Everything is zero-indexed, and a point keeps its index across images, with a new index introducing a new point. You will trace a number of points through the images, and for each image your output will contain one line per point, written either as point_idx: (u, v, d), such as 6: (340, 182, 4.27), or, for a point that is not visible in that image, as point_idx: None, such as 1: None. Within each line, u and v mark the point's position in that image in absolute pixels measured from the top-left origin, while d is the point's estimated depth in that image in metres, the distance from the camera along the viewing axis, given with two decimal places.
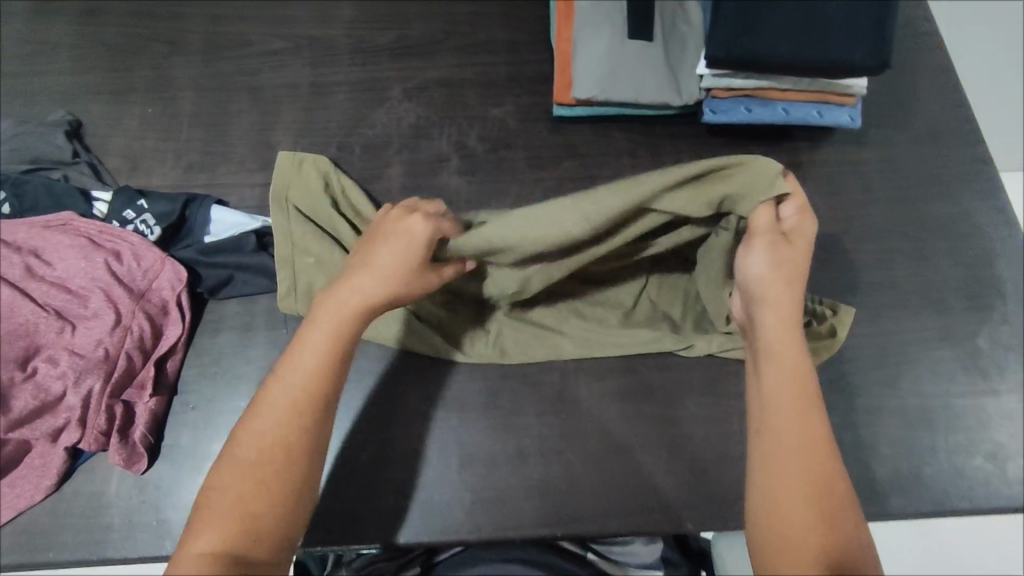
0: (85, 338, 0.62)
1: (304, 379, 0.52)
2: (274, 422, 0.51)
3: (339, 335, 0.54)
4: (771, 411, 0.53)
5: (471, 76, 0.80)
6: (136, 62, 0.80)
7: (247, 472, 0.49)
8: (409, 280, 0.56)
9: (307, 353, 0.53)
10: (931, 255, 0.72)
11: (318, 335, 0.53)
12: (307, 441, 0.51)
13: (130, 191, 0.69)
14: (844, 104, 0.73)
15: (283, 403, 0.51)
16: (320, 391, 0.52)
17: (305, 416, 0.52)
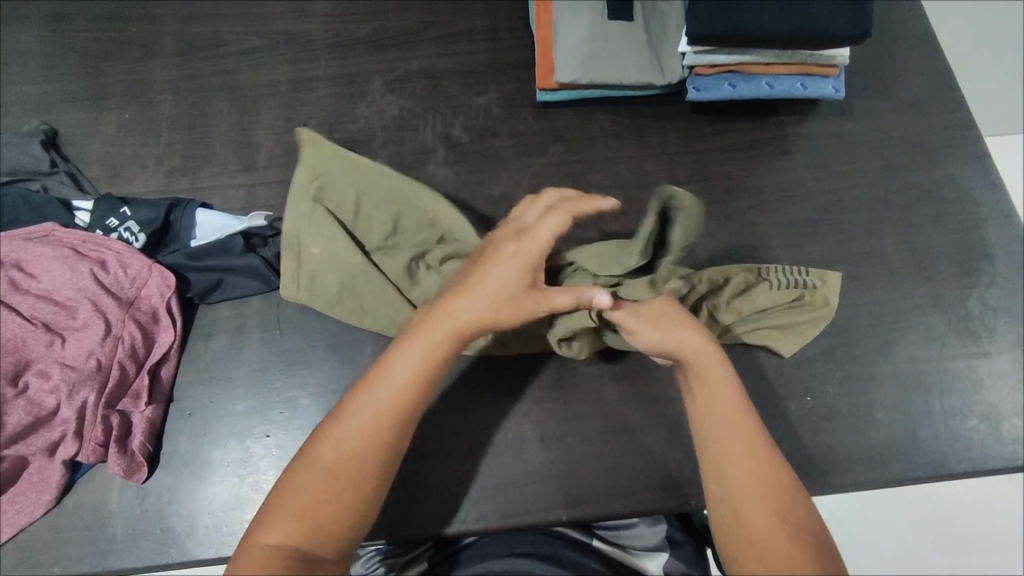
0: (77, 350, 0.62)
1: (398, 389, 0.53)
2: (361, 430, 0.51)
3: (439, 349, 0.54)
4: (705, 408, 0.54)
5: (452, 65, 0.79)
6: (110, 67, 0.78)
7: (325, 474, 0.50)
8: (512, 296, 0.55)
9: (403, 365, 0.53)
10: (918, 221, 0.72)
11: (417, 347, 0.54)
12: (393, 447, 0.52)
13: (112, 200, 0.68)
14: (827, 75, 0.73)
15: (371, 412, 0.52)
16: (412, 401, 0.53)
17: (394, 425, 0.52)
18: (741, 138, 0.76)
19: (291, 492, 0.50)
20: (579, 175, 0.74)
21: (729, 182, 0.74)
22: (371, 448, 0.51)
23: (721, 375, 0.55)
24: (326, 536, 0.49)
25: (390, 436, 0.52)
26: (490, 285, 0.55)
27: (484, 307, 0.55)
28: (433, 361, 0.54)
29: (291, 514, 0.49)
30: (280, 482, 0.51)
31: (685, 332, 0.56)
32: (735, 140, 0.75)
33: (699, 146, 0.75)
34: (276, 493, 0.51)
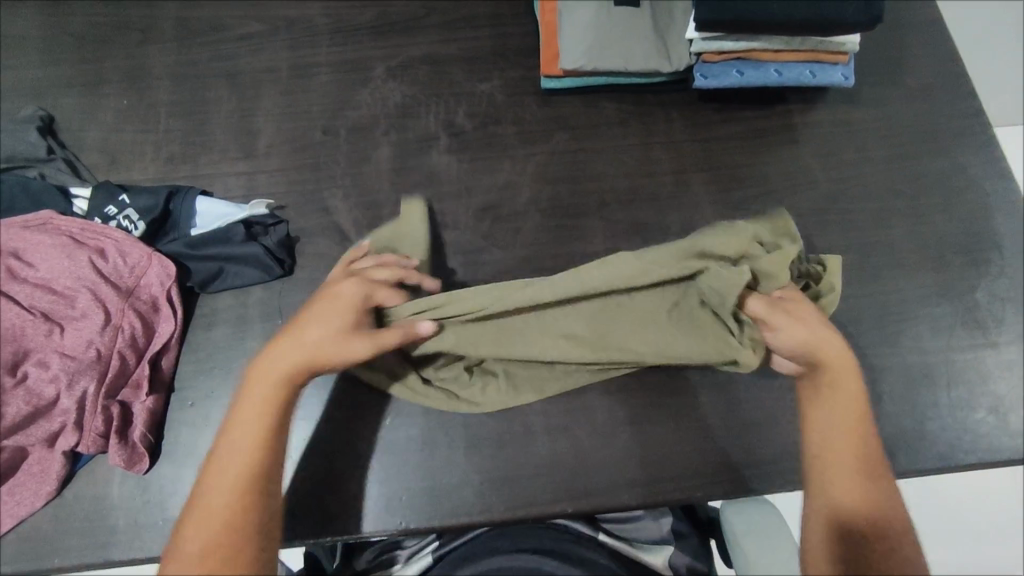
0: (76, 340, 0.61)
1: (249, 443, 0.54)
2: (221, 489, 0.52)
3: (282, 393, 0.56)
4: (821, 416, 0.58)
5: (456, 52, 0.78)
6: (107, 52, 0.77)
7: (200, 544, 0.50)
8: (338, 337, 0.57)
9: (244, 430, 0.54)
10: (927, 211, 0.72)
11: (256, 397, 0.55)
12: (263, 501, 0.53)
13: (110, 187, 0.67)
14: (836, 62, 0.71)
15: (230, 469, 0.53)
16: (263, 452, 0.54)
17: (253, 481, 0.53)
18: (748, 127, 0.75)
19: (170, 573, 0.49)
20: (585, 164, 0.73)
21: (735, 171, 0.73)
22: (239, 507, 0.51)
23: (849, 400, 0.57)
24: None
25: (253, 493, 0.52)
26: (315, 325, 0.57)
27: (315, 346, 0.56)
28: (276, 404, 0.55)
29: None
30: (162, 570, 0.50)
31: (824, 344, 0.58)
32: (742, 128, 0.74)
33: (705, 135, 0.74)
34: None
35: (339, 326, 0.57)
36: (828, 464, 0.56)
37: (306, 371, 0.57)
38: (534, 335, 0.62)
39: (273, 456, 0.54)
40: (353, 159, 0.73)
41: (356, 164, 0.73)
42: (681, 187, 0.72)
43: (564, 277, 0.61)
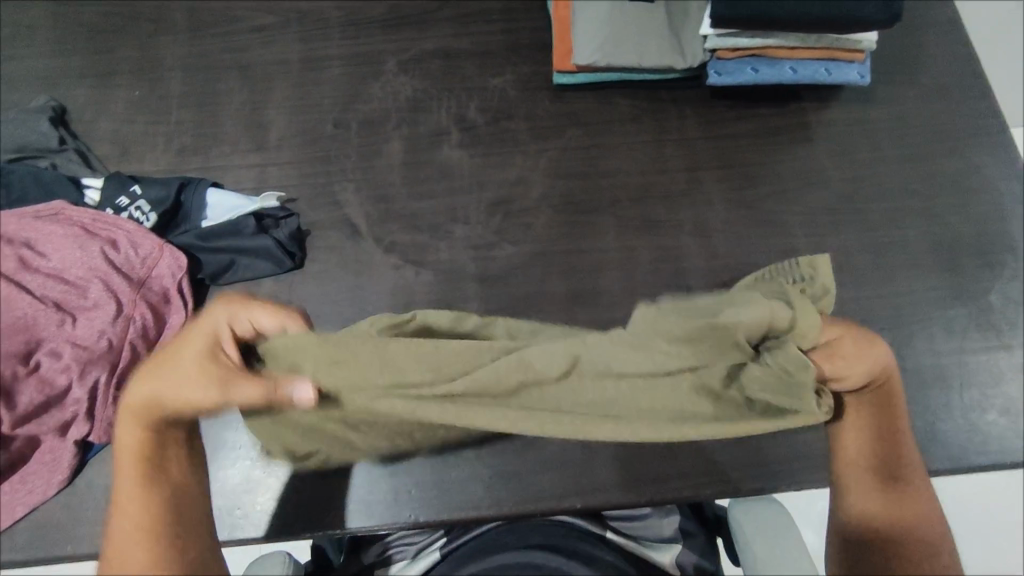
0: (88, 330, 0.61)
1: (134, 502, 0.46)
2: (122, 556, 0.44)
3: (152, 436, 0.47)
4: (855, 425, 0.54)
5: (468, 46, 0.77)
6: (119, 43, 0.77)
7: None
8: (186, 377, 0.45)
9: (128, 494, 0.46)
10: (941, 212, 0.71)
11: (125, 451, 0.47)
12: (176, 551, 0.45)
13: (122, 177, 0.67)
14: (852, 60, 0.71)
15: (126, 532, 0.45)
16: (154, 502, 0.46)
17: (154, 533, 0.45)
18: (762, 125, 0.74)
19: None
20: (596, 160, 0.73)
21: (748, 169, 0.73)
22: (154, 569, 0.44)
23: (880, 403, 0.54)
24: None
25: (164, 542, 0.45)
26: (165, 367, 0.46)
27: (174, 393, 0.46)
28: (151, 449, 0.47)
29: None
30: None
31: (864, 368, 0.50)
32: (756, 126, 0.74)
33: (718, 132, 0.74)
34: None
35: (191, 368, 0.45)
36: (863, 474, 0.53)
37: (169, 416, 0.47)
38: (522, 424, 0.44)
39: (169, 503, 0.47)
40: (364, 153, 0.73)
41: (368, 158, 0.73)
42: (693, 185, 0.72)
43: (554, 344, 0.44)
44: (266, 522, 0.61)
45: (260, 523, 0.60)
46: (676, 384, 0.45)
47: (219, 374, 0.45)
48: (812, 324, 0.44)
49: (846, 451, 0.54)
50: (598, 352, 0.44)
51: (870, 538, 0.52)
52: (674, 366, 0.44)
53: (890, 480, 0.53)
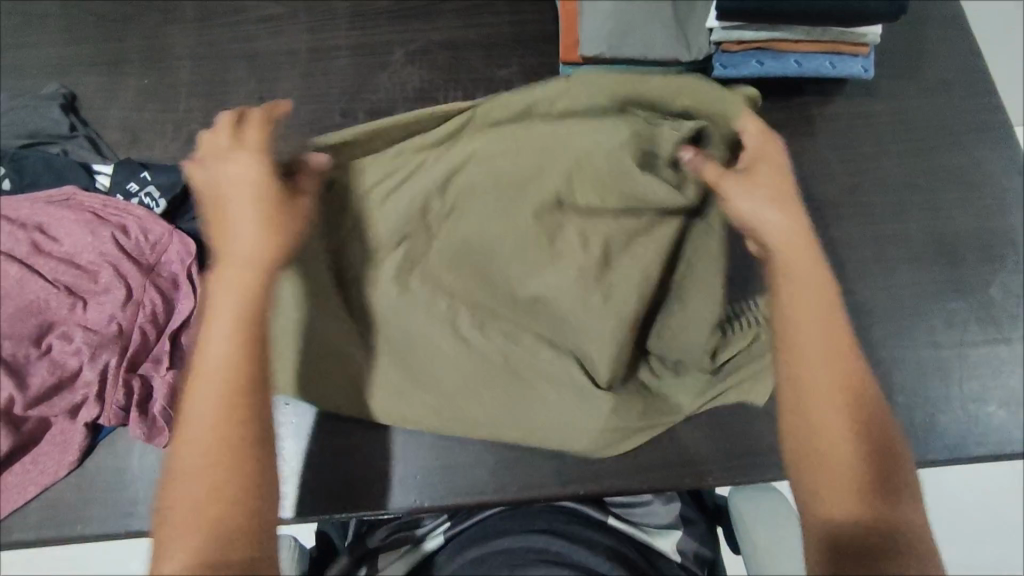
0: (99, 314, 0.62)
1: (227, 356, 0.49)
2: (210, 407, 0.47)
3: (253, 286, 0.50)
4: (820, 382, 0.51)
5: (474, 37, 0.78)
6: (128, 31, 0.78)
7: (199, 471, 0.46)
8: (274, 214, 0.52)
9: (224, 343, 0.49)
10: (943, 206, 0.72)
11: (227, 296, 0.50)
12: (251, 424, 0.48)
13: (133, 164, 0.67)
14: (857, 54, 0.71)
15: (215, 386, 0.48)
16: (245, 359, 0.49)
17: (238, 402, 0.48)
18: (766, 118, 0.75)
19: (176, 509, 0.46)
20: None
21: None
22: (237, 428, 0.47)
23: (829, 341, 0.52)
24: (233, 539, 0.45)
25: (244, 417, 0.48)
26: (245, 201, 0.52)
27: (249, 238, 0.51)
28: (249, 298, 0.50)
29: (185, 532, 0.45)
30: (161, 502, 0.47)
31: (813, 290, 0.53)
32: (761, 119, 0.75)
33: None
34: (164, 518, 0.46)
35: (257, 196, 0.52)
36: (824, 418, 0.50)
37: (265, 253, 0.51)
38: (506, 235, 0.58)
39: (258, 373, 0.49)
40: None
41: None
42: None
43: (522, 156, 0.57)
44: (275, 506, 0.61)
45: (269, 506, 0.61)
46: (595, 181, 0.57)
47: (267, 199, 0.52)
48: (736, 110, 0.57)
49: (814, 413, 0.50)
50: (557, 160, 0.56)
51: (857, 521, 0.47)
52: (574, 145, 0.56)
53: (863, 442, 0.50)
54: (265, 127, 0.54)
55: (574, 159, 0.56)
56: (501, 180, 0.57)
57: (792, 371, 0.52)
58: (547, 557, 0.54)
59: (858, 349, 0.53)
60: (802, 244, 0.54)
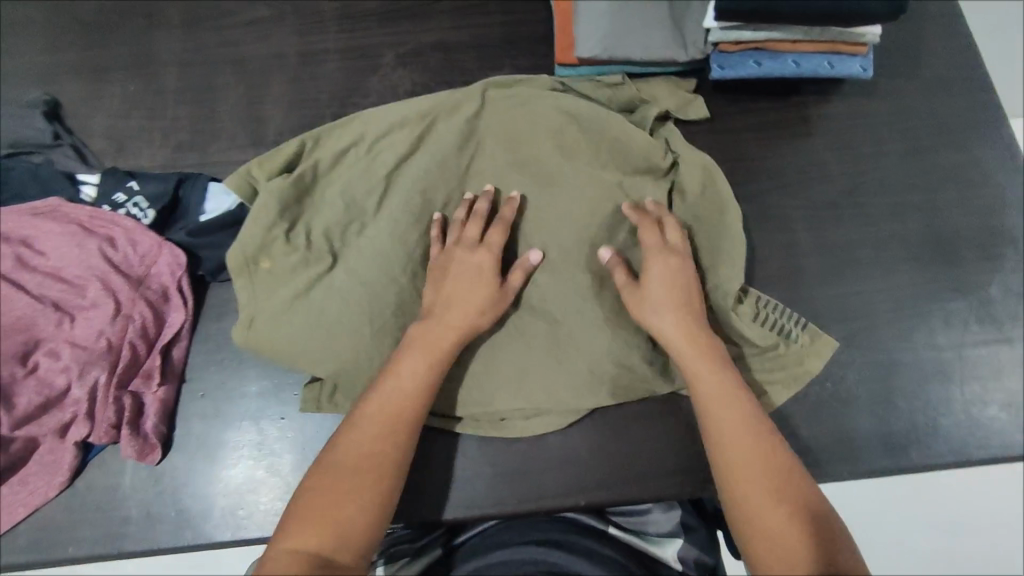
0: (87, 329, 0.60)
1: (410, 389, 0.56)
2: (373, 425, 0.54)
3: (451, 343, 0.59)
4: (738, 458, 0.53)
5: (466, 39, 0.77)
6: (112, 36, 0.76)
7: (343, 472, 0.52)
8: (484, 290, 0.60)
9: (406, 374, 0.57)
10: (941, 206, 0.71)
11: (434, 339, 0.58)
12: (405, 452, 0.55)
13: (119, 173, 0.66)
14: (855, 53, 0.70)
15: (386, 411, 0.55)
16: (422, 398, 0.56)
17: (397, 434, 0.54)
18: (763, 118, 0.74)
19: (307, 497, 0.51)
20: None
21: (749, 164, 0.73)
22: (390, 446, 0.54)
23: (733, 414, 0.55)
24: (358, 538, 0.50)
25: (402, 444, 0.54)
26: (459, 278, 0.61)
27: (470, 307, 0.60)
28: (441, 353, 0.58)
29: (313, 518, 0.50)
30: (298, 489, 0.52)
31: (718, 379, 0.56)
32: (758, 120, 0.74)
33: (719, 127, 0.74)
34: (296, 501, 0.52)
35: (483, 283, 0.61)
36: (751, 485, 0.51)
37: (470, 327, 0.59)
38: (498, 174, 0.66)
39: (421, 416, 0.56)
40: None
41: None
42: None
43: (513, 113, 0.67)
44: (271, 523, 0.59)
45: (264, 524, 0.59)
46: (571, 128, 0.66)
47: (490, 289, 0.61)
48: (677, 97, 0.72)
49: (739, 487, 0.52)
50: (541, 116, 0.66)
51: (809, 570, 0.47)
52: (554, 101, 0.67)
53: (795, 501, 0.50)
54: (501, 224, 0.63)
55: (552, 106, 0.67)
56: (501, 148, 0.67)
57: (715, 453, 0.54)
58: (544, 567, 0.53)
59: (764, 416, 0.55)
60: (704, 339, 0.58)
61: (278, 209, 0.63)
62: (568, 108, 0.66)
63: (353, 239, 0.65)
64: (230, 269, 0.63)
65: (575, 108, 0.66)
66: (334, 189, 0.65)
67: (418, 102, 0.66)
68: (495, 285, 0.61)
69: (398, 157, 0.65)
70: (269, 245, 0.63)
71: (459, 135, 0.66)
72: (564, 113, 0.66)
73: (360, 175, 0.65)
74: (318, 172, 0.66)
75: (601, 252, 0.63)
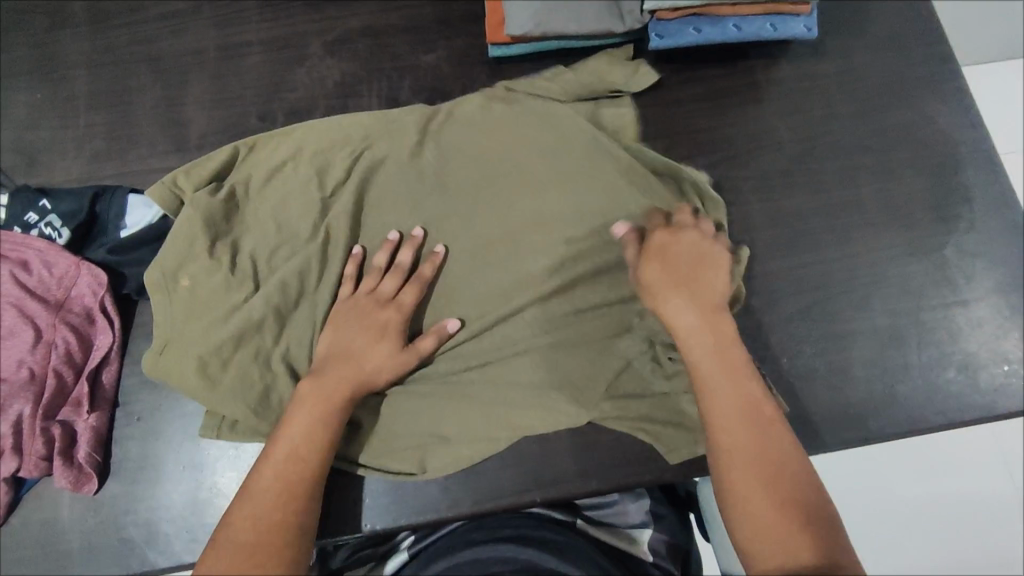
0: (5, 360, 0.57)
1: (303, 445, 0.54)
2: (266, 493, 0.52)
3: (343, 400, 0.56)
4: (731, 441, 0.53)
5: (395, 22, 0.72)
6: (15, 41, 0.71)
7: (239, 548, 0.50)
8: (383, 351, 0.58)
9: (296, 431, 0.55)
10: (894, 167, 0.69)
11: (322, 395, 0.56)
12: (303, 515, 0.53)
13: (30, 192, 0.62)
14: (799, 13, 0.67)
15: (280, 469, 0.53)
16: (315, 458, 0.54)
17: (291, 498, 0.53)
18: (710, 87, 0.71)
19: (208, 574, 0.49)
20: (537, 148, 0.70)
21: (698, 136, 0.70)
22: (283, 505, 0.52)
23: (731, 394, 0.55)
24: None
25: (296, 503, 0.53)
26: (354, 335, 0.59)
27: (366, 362, 0.58)
28: (334, 411, 0.56)
29: None
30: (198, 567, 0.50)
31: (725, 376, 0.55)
32: (704, 89, 0.71)
33: (664, 100, 0.71)
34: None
35: (382, 343, 0.58)
36: (741, 463, 0.52)
37: (368, 388, 0.58)
38: (425, 176, 0.65)
39: (318, 473, 0.54)
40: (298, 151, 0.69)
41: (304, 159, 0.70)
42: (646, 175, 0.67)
43: (439, 121, 0.66)
44: None
45: None
46: (496, 134, 0.66)
47: (388, 347, 0.58)
48: (622, 79, 0.68)
49: (738, 518, 0.51)
50: (466, 122, 0.66)
51: (789, 547, 0.49)
52: (480, 110, 0.67)
53: (776, 479, 0.52)
54: (402, 277, 0.61)
55: (476, 118, 0.66)
56: (427, 149, 0.65)
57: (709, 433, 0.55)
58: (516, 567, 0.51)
59: (765, 394, 0.55)
60: (714, 319, 0.58)
61: (201, 224, 0.61)
62: (490, 116, 0.66)
63: (279, 264, 0.62)
64: (150, 293, 0.61)
65: (499, 121, 0.66)
66: (266, 205, 0.63)
67: (359, 122, 0.66)
68: (398, 343, 0.59)
69: (327, 173, 0.64)
70: (191, 260, 0.61)
71: (398, 144, 0.65)
72: (487, 119, 0.66)
73: (286, 183, 0.64)
74: (251, 187, 0.64)
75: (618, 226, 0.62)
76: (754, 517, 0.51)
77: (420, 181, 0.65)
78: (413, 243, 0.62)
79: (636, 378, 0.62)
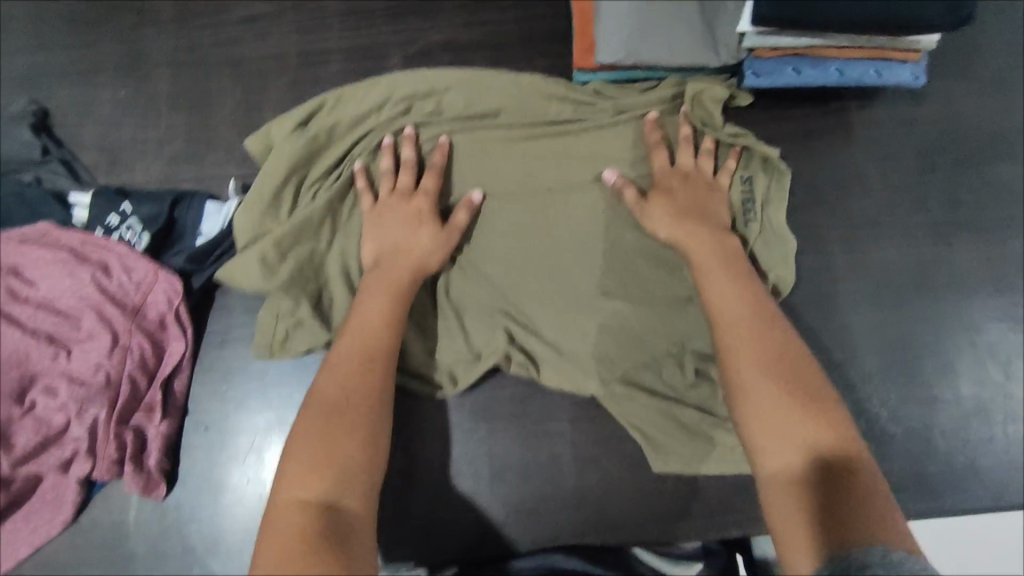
0: (84, 362, 0.58)
1: (372, 326, 0.55)
2: (343, 373, 0.52)
3: (405, 283, 0.57)
4: (741, 337, 0.53)
5: (479, 37, 0.71)
6: (100, 36, 0.71)
7: (323, 420, 0.50)
8: (428, 241, 0.58)
9: (366, 316, 0.55)
10: (992, 227, 0.66)
11: (377, 287, 0.56)
12: (381, 387, 0.53)
13: (110, 194, 0.62)
14: (907, 60, 0.63)
15: (349, 351, 0.54)
16: (383, 337, 0.55)
17: (362, 372, 0.53)
18: (800, 128, 0.68)
19: (295, 450, 0.48)
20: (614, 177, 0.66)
21: None
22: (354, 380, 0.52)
23: (739, 293, 0.55)
24: (348, 476, 0.47)
25: (365, 373, 0.53)
26: (389, 226, 0.59)
27: (413, 242, 0.58)
28: (394, 296, 0.56)
29: (304, 467, 0.47)
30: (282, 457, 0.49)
31: (739, 296, 0.55)
32: (794, 129, 0.68)
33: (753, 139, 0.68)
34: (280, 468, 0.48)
35: (417, 228, 0.58)
36: (752, 355, 0.52)
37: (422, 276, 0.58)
38: (506, 144, 0.63)
39: (391, 349, 0.55)
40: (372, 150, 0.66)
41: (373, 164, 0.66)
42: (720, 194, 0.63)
43: (515, 80, 0.63)
44: None
45: None
46: (576, 104, 0.64)
47: (440, 236, 0.59)
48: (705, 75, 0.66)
49: (770, 439, 0.48)
50: (549, 87, 0.63)
51: (812, 423, 0.48)
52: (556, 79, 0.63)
53: (789, 365, 0.51)
54: (412, 168, 0.61)
55: (549, 86, 0.63)
56: (509, 109, 0.63)
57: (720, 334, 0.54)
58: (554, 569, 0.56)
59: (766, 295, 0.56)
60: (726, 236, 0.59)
61: (286, 168, 0.60)
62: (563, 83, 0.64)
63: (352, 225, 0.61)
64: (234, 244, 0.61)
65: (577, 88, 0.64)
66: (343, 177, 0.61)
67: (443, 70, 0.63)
68: (437, 225, 0.59)
69: (404, 122, 0.63)
70: (272, 207, 0.60)
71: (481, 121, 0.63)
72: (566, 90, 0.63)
73: (360, 132, 0.62)
74: (333, 133, 0.62)
75: (605, 172, 0.61)
76: (774, 400, 0.49)
77: (500, 145, 0.62)
78: (410, 139, 0.61)
79: (655, 376, 0.60)
